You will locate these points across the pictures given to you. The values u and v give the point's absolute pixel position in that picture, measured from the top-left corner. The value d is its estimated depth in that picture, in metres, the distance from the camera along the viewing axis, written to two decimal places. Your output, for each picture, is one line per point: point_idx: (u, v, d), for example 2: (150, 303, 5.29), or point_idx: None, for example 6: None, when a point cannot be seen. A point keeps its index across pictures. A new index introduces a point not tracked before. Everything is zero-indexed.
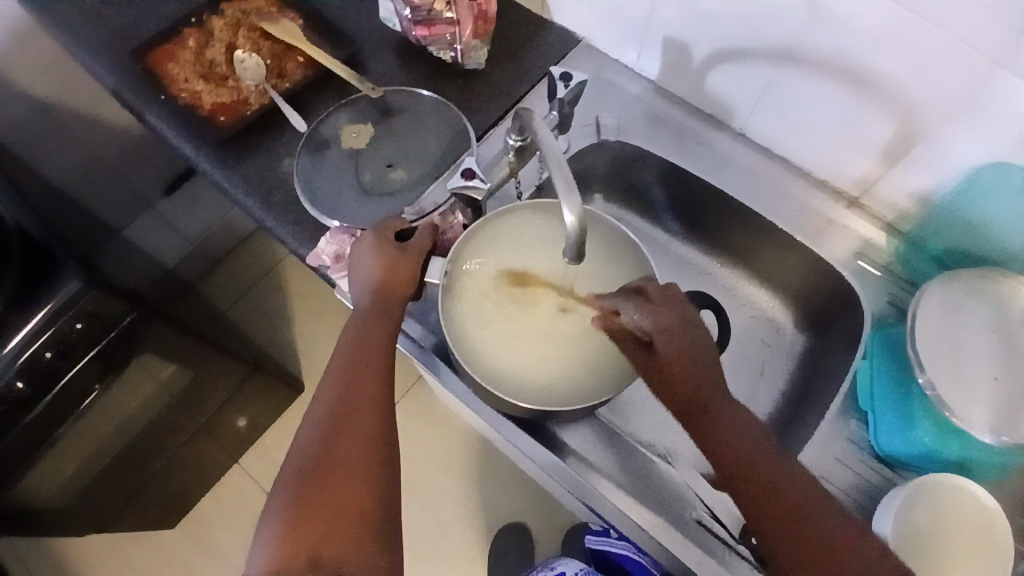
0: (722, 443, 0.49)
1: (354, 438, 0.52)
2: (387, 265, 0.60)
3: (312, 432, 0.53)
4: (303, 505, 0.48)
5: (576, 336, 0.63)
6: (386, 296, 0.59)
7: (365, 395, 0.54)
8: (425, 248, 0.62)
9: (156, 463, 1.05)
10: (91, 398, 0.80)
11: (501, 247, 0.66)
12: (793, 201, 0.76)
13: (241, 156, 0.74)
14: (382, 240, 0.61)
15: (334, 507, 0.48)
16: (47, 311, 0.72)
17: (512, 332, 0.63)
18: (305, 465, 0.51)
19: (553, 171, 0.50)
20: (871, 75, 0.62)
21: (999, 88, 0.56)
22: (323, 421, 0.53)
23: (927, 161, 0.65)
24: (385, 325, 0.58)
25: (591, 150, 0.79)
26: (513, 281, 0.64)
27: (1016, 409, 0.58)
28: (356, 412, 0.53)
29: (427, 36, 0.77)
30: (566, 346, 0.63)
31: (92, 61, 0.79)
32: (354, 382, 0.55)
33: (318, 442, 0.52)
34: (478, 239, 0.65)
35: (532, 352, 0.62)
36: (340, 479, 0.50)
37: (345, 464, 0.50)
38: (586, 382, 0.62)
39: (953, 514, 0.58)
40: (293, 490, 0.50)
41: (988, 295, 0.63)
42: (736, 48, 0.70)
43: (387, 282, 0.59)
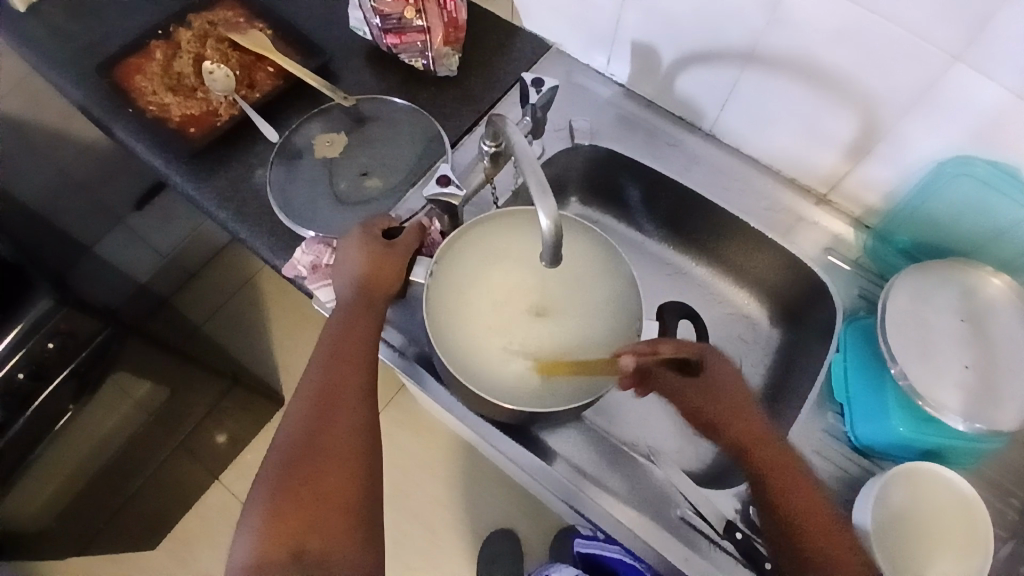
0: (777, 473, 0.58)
1: (338, 430, 0.52)
2: (372, 261, 0.60)
3: (295, 423, 0.52)
4: (286, 499, 0.48)
5: (561, 341, 0.63)
6: (369, 290, 0.60)
7: (349, 388, 0.54)
8: (412, 247, 0.63)
9: (135, 483, 1.02)
10: (65, 419, 0.79)
11: (486, 250, 0.65)
12: (764, 199, 0.77)
13: (213, 168, 0.73)
14: (369, 235, 0.62)
15: (317, 501, 0.48)
16: (18, 332, 0.70)
17: (501, 342, 0.63)
18: (288, 458, 0.50)
19: (527, 175, 0.50)
20: (831, 74, 0.64)
21: (957, 83, 0.57)
22: (306, 414, 0.52)
23: (890, 156, 0.67)
24: (367, 317, 0.59)
25: (565, 153, 0.80)
26: (495, 289, 0.64)
27: (987, 394, 0.60)
28: (340, 405, 0.53)
29: (398, 44, 0.77)
30: (552, 350, 0.63)
31: (55, 75, 0.78)
32: (338, 375, 0.55)
33: (299, 437, 0.51)
34: (456, 250, 0.64)
35: (520, 356, 0.62)
36: (324, 472, 0.50)
37: (329, 457, 0.50)
38: (570, 382, 0.61)
39: (925, 502, 0.59)
40: (273, 484, 0.49)
41: (956, 285, 0.65)
42: (702, 51, 0.71)
43: (371, 277, 0.60)
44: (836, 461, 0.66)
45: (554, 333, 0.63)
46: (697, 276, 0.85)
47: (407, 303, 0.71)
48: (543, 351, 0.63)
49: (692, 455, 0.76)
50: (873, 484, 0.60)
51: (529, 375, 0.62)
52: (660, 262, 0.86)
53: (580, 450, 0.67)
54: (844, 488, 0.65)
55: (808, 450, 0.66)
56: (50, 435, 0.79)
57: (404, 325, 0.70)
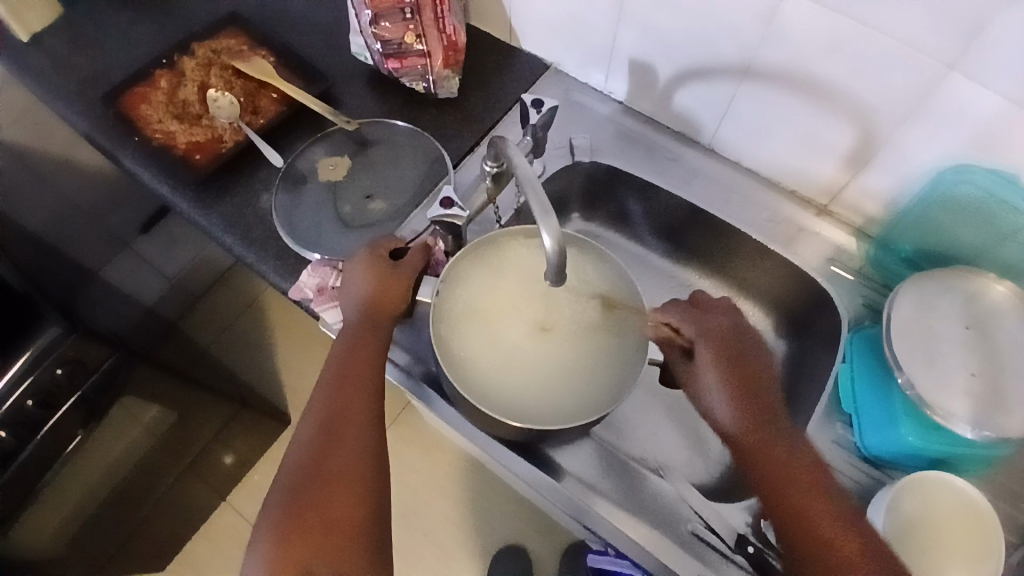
0: (773, 453, 0.52)
1: (345, 452, 0.52)
2: (378, 280, 0.61)
3: (303, 445, 0.53)
4: (293, 520, 0.49)
5: (565, 358, 0.64)
6: (375, 310, 0.60)
7: (356, 409, 0.54)
8: (416, 267, 0.63)
9: (144, 507, 1.02)
10: (74, 443, 0.80)
11: (492, 270, 0.66)
12: (764, 211, 0.77)
13: (219, 194, 0.74)
14: (375, 256, 0.63)
15: (324, 523, 0.48)
16: (26, 359, 0.71)
17: (507, 361, 0.63)
18: (296, 480, 0.51)
19: (529, 196, 0.50)
20: (827, 87, 0.65)
21: (952, 92, 0.58)
22: (314, 435, 0.53)
23: (889, 165, 0.67)
24: (375, 337, 0.59)
25: (566, 171, 0.80)
26: (499, 308, 0.65)
27: (996, 400, 0.59)
28: (346, 426, 0.53)
29: (399, 68, 0.78)
30: (556, 368, 0.63)
31: (63, 106, 0.79)
32: (345, 396, 0.55)
33: (308, 459, 0.51)
34: (460, 271, 0.65)
35: (524, 373, 0.63)
36: (330, 493, 0.50)
37: (336, 478, 0.50)
38: (575, 401, 0.62)
39: (940, 511, 0.58)
40: (282, 507, 0.50)
41: (958, 293, 0.65)
42: (698, 68, 0.72)
43: (378, 297, 0.60)
44: (846, 473, 0.66)
45: (557, 351, 0.64)
46: (700, 289, 0.85)
47: (413, 323, 0.72)
48: (547, 366, 0.63)
49: (702, 469, 0.75)
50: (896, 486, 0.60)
51: (531, 392, 0.62)
52: (663, 275, 0.86)
53: (589, 467, 0.67)
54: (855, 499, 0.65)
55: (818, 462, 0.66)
56: (61, 461, 0.79)
57: (411, 345, 0.71)
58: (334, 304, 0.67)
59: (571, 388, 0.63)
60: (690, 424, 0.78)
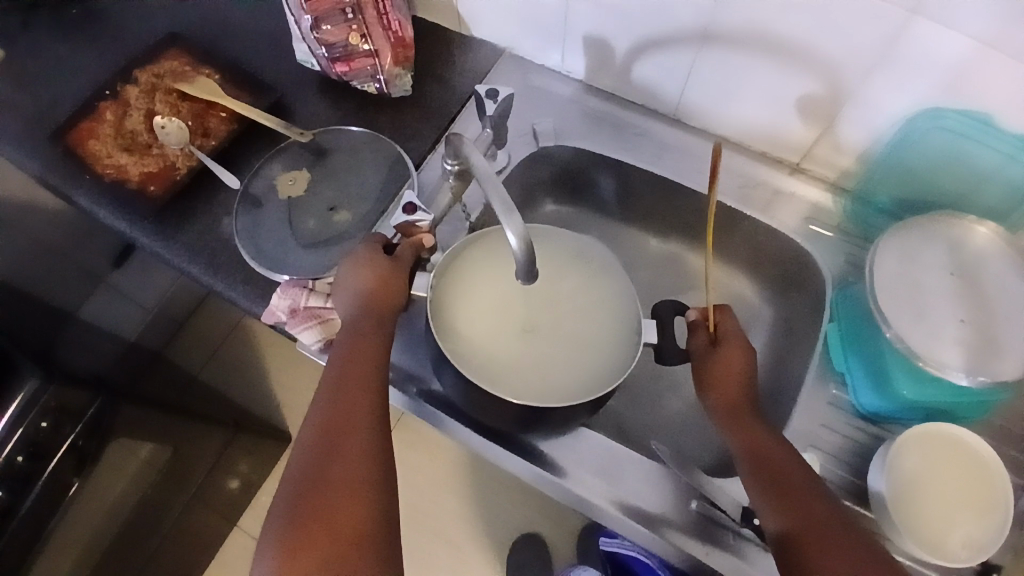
0: (759, 438, 0.54)
1: (347, 458, 0.49)
2: (373, 279, 0.60)
3: (305, 453, 0.50)
4: (297, 531, 0.45)
5: (571, 338, 0.62)
6: (374, 307, 0.59)
7: (358, 411, 0.52)
8: (410, 262, 0.63)
9: (152, 542, 1.01)
10: (72, 491, 0.79)
11: (480, 269, 0.63)
12: (738, 175, 0.76)
13: (179, 224, 0.71)
14: (365, 254, 0.62)
15: (329, 532, 0.45)
16: (18, 405, 0.71)
17: (526, 350, 0.61)
18: (298, 489, 0.48)
19: (491, 194, 0.48)
20: (787, 43, 0.62)
21: (913, 36, 0.56)
22: (316, 443, 0.50)
23: (859, 118, 0.65)
24: (376, 338, 0.58)
25: (533, 158, 0.78)
26: (499, 306, 0.62)
27: (988, 346, 0.58)
28: (349, 429, 0.51)
29: (348, 72, 0.76)
30: (570, 348, 0.61)
31: (9, 150, 0.76)
32: (347, 399, 0.53)
33: (311, 467, 0.49)
34: (450, 283, 0.62)
35: (534, 370, 0.60)
36: (335, 500, 0.46)
37: (340, 484, 0.47)
38: (590, 376, 0.60)
39: (965, 488, 0.58)
40: (286, 518, 0.46)
41: (941, 238, 0.64)
42: (654, 38, 0.69)
43: (375, 295, 0.60)
44: (844, 431, 0.65)
45: (564, 332, 0.62)
46: (682, 261, 0.84)
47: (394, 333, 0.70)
48: (563, 345, 0.61)
49: (699, 442, 0.75)
50: (971, 437, 0.59)
51: (544, 387, 0.59)
52: (643, 251, 0.85)
53: (586, 456, 0.66)
54: (857, 457, 0.63)
55: (815, 425, 0.65)
56: (61, 508, 0.79)
57: (396, 356, 0.70)
58: (310, 324, 0.64)
59: (591, 359, 0.61)
60: (685, 400, 0.78)
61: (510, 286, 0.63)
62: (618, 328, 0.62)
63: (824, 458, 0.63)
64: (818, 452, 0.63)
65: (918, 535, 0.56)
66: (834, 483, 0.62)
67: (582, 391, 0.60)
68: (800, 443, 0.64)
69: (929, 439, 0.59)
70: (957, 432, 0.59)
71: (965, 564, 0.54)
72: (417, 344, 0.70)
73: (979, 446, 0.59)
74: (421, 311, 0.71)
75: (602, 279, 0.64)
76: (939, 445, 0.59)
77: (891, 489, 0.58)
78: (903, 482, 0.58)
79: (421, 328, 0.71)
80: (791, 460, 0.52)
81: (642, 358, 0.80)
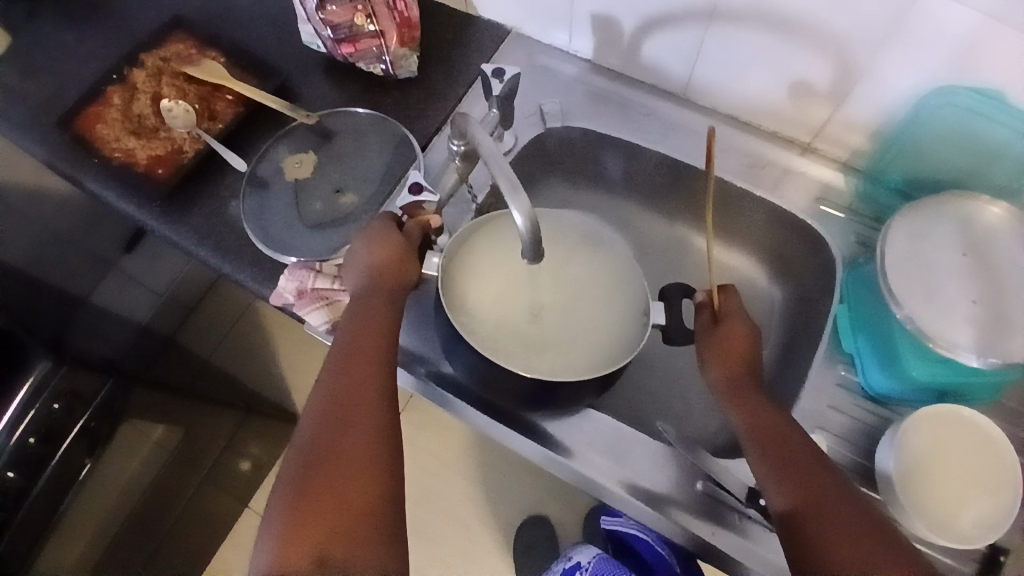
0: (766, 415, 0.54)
1: (356, 433, 0.49)
2: (381, 258, 0.60)
3: (313, 426, 0.50)
4: (306, 503, 0.46)
5: (580, 316, 0.62)
6: (385, 284, 0.59)
7: (367, 387, 0.52)
8: (416, 241, 0.63)
9: (165, 523, 1.03)
10: (84, 472, 0.81)
11: (484, 251, 0.63)
12: (747, 156, 0.75)
13: (187, 207, 0.72)
14: (373, 231, 0.62)
15: (339, 505, 0.46)
16: (28, 388, 0.71)
17: (538, 331, 0.61)
18: (307, 460, 0.48)
19: (497, 173, 0.48)
20: (797, 20, 0.61)
21: (927, 12, 0.55)
22: (325, 417, 0.50)
23: (870, 95, 0.64)
24: (385, 314, 0.58)
25: (539, 140, 0.78)
26: (509, 287, 0.62)
27: (999, 327, 0.58)
28: (359, 406, 0.51)
29: (354, 53, 0.75)
30: (579, 324, 0.61)
31: (18, 135, 0.76)
32: (355, 374, 0.53)
33: (320, 440, 0.49)
34: (458, 267, 0.62)
35: (545, 346, 0.60)
36: (344, 475, 0.47)
37: (350, 459, 0.48)
38: (597, 353, 0.60)
39: (975, 467, 0.57)
40: (293, 490, 0.47)
41: (953, 218, 0.63)
42: (662, 16, 0.68)
43: (383, 273, 0.60)
44: (852, 413, 0.64)
45: (574, 310, 0.62)
46: (689, 243, 0.83)
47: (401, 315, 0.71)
48: (572, 322, 0.62)
49: (706, 424, 0.75)
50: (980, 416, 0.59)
51: (557, 361, 0.59)
52: (650, 233, 0.84)
53: (592, 437, 0.66)
54: (865, 439, 0.63)
55: (823, 406, 0.64)
56: (73, 488, 0.80)
57: (402, 338, 0.70)
58: (318, 305, 0.64)
59: (599, 336, 0.61)
60: (692, 382, 0.78)
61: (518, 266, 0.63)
62: (625, 308, 0.62)
63: (832, 439, 0.63)
64: (825, 433, 0.63)
65: (926, 513, 0.56)
66: (841, 464, 0.62)
67: (588, 365, 0.59)
68: (807, 424, 0.63)
69: (937, 419, 0.58)
70: (966, 411, 0.59)
71: (975, 544, 0.54)
72: (424, 326, 0.71)
73: (987, 424, 0.58)
74: (428, 293, 0.72)
75: (600, 254, 0.64)
76: (948, 424, 0.58)
77: (901, 469, 0.57)
78: (911, 463, 0.58)
79: (428, 310, 0.71)
80: (797, 438, 0.52)
81: (649, 340, 0.80)
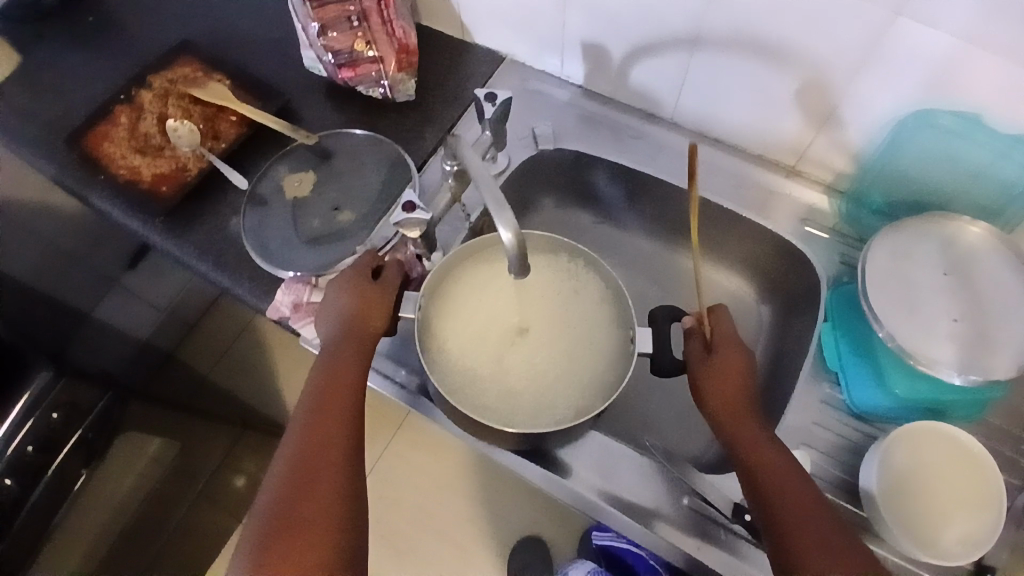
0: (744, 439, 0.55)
1: (323, 470, 0.53)
2: (359, 299, 0.62)
3: (284, 464, 0.54)
4: (274, 539, 0.49)
5: (567, 343, 0.64)
6: (361, 332, 0.61)
7: (336, 425, 0.55)
8: (395, 283, 0.65)
9: (161, 541, 1.02)
10: (79, 483, 0.83)
11: (467, 284, 0.66)
12: (734, 177, 0.77)
13: (189, 223, 0.74)
14: (351, 277, 0.64)
15: (304, 542, 0.48)
16: (23, 403, 0.75)
17: (526, 359, 0.64)
18: (276, 499, 0.51)
19: (485, 192, 0.50)
20: (777, 47, 0.64)
21: (899, 37, 0.57)
22: (294, 455, 0.54)
23: (851, 118, 0.66)
24: (357, 350, 0.60)
25: (532, 161, 0.80)
26: (497, 320, 0.65)
27: (982, 343, 0.59)
28: (327, 445, 0.54)
29: (353, 77, 0.78)
30: (567, 355, 0.64)
31: (29, 154, 0.79)
32: (325, 412, 0.56)
33: (290, 478, 0.52)
34: (439, 303, 0.65)
35: (538, 376, 0.63)
36: (308, 512, 0.50)
37: (312, 501, 0.51)
38: (584, 391, 0.62)
39: (958, 485, 0.58)
40: (263, 528, 0.50)
41: (935, 235, 0.65)
42: (649, 44, 0.71)
43: (360, 314, 0.62)
44: (837, 430, 0.65)
45: (561, 340, 0.64)
46: (679, 263, 0.85)
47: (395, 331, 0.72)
48: (562, 353, 0.64)
49: (697, 442, 0.76)
50: (963, 432, 0.59)
51: (547, 397, 0.62)
52: (641, 252, 0.86)
53: (582, 453, 0.66)
54: (850, 455, 0.64)
55: (809, 422, 0.65)
56: (68, 501, 0.82)
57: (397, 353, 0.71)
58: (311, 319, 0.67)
59: (590, 373, 0.63)
60: (683, 400, 0.79)
61: (499, 298, 0.66)
62: (614, 346, 0.64)
63: (818, 456, 0.63)
64: (811, 451, 0.63)
65: (909, 531, 0.56)
66: (827, 480, 0.62)
67: (579, 407, 0.62)
68: (792, 442, 0.64)
69: (917, 436, 0.59)
70: (948, 429, 0.59)
71: (960, 560, 0.54)
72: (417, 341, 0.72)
73: (969, 442, 0.59)
74: None
75: (582, 282, 0.67)
76: (928, 441, 0.59)
77: (883, 489, 0.58)
78: (894, 481, 0.58)
79: None
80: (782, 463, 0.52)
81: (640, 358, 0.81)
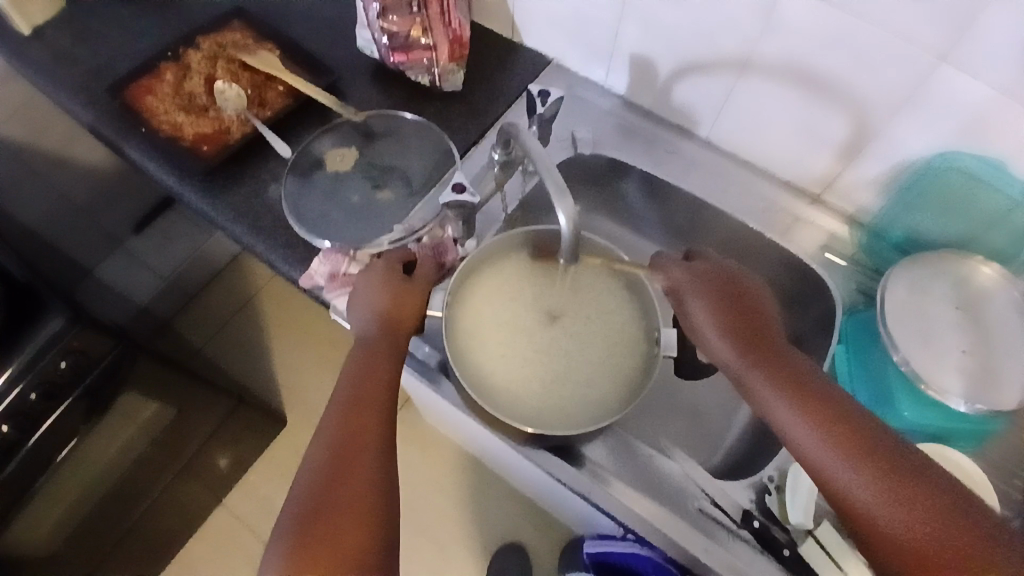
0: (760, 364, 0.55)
1: (363, 447, 0.52)
2: (390, 295, 0.62)
3: (323, 439, 0.53)
4: (316, 514, 0.49)
5: (591, 334, 0.66)
6: (393, 328, 0.61)
7: (376, 402, 0.55)
8: (427, 280, 0.66)
9: (138, 509, 0.99)
10: (68, 447, 0.78)
11: (499, 276, 0.68)
12: (761, 199, 0.80)
13: (226, 185, 0.74)
14: (382, 272, 0.64)
15: (347, 518, 0.48)
16: (29, 351, 0.70)
17: (556, 351, 0.66)
18: (316, 474, 0.51)
19: (545, 176, 0.53)
20: (820, 77, 0.67)
21: (940, 81, 0.61)
22: (334, 430, 0.53)
23: (881, 153, 0.70)
24: (392, 334, 0.60)
25: (567, 163, 0.83)
26: (527, 311, 0.67)
27: (988, 376, 0.62)
28: (366, 421, 0.54)
29: (405, 62, 0.80)
30: (593, 348, 0.66)
31: (69, 99, 0.79)
32: (364, 389, 0.56)
33: (330, 453, 0.52)
34: (472, 295, 0.67)
35: (566, 370, 0.65)
36: (350, 487, 0.50)
37: (354, 477, 0.51)
38: (605, 387, 0.64)
39: None
40: (304, 502, 0.50)
41: (949, 274, 0.68)
42: (697, 62, 0.74)
43: (391, 307, 0.62)
44: None
45: (586, 332, 0.66)
46: None
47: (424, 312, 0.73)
48: (588, 347, 0.66)
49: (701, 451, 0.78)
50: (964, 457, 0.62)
51: (556, 408, 0.64)
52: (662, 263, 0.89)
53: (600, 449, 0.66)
54: None
55: None
56: (50, 466, 0.77)
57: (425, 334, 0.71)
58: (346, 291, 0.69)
59: (613, 369, 0.65)
60: (693, 410, 0.81)
61: (527, 291, 0.68)
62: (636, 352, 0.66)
63: None
64: None
65: None
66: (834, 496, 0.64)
67: (602, 401, 0.64)
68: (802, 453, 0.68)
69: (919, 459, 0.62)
70: (949, 452, 0.62)
71: None
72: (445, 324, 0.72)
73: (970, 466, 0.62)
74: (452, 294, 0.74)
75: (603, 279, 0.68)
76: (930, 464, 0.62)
77: None
78: None
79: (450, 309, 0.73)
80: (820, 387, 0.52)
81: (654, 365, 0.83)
